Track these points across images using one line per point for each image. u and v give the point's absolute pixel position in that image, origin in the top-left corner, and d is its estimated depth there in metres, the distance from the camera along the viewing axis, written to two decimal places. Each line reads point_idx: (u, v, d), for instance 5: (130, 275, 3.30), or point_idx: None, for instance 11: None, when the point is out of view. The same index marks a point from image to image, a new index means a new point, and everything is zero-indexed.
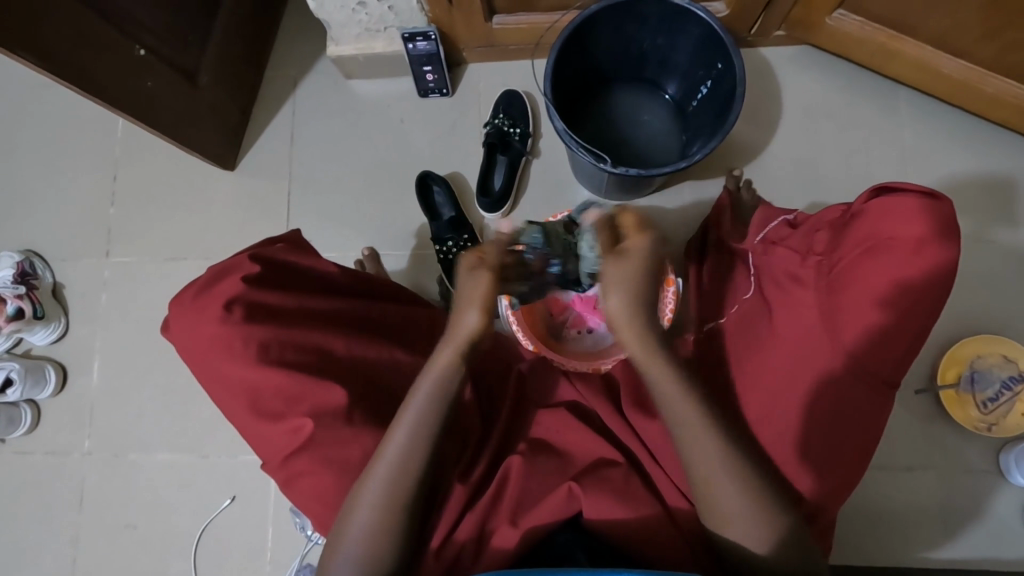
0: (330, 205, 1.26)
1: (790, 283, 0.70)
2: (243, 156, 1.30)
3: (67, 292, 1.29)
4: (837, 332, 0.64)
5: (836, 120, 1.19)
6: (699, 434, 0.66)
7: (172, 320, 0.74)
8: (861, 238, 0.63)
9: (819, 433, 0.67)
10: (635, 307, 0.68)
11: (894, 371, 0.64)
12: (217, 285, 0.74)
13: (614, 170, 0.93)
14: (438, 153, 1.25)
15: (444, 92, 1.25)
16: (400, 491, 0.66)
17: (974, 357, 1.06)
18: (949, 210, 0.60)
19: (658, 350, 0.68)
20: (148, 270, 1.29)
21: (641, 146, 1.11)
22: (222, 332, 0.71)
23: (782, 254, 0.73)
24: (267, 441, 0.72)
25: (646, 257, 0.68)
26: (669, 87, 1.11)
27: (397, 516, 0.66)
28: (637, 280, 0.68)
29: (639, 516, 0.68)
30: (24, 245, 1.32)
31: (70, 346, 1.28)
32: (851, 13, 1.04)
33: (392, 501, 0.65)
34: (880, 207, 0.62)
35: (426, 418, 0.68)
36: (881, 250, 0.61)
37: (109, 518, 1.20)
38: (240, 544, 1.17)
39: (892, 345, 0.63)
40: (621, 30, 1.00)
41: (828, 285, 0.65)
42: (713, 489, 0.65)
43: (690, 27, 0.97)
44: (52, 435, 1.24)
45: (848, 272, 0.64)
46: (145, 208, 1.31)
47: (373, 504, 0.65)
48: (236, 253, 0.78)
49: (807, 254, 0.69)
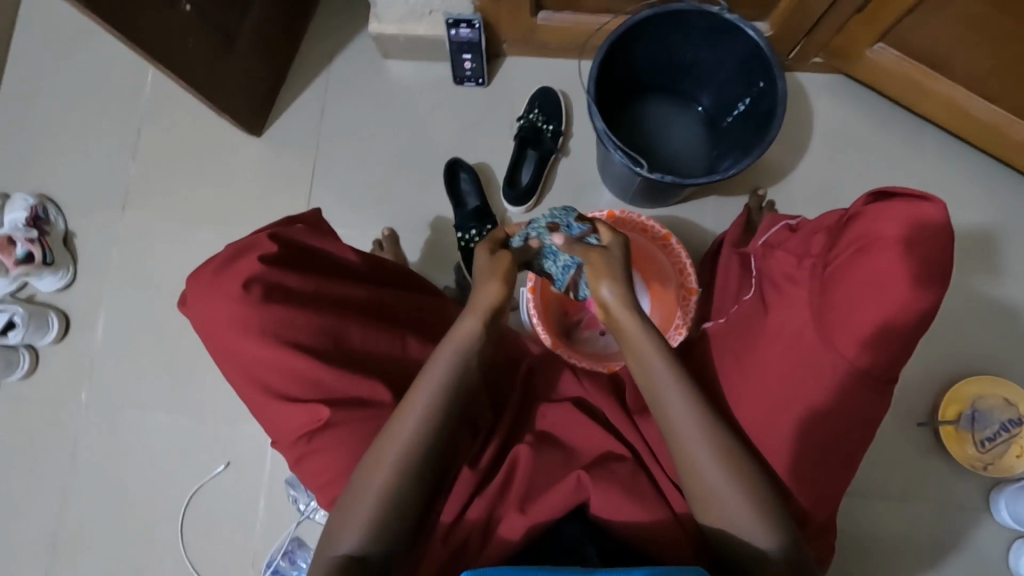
0: (354, 182, 1.26)
1: (783, 285, 0.71)
2: (270, 123, 1.29)
3: (77, 241, 1.28)
4: (827, 331, 0.65)
5: (861, 151, 1.20)
6: (680, 441, 0.68)
7: (189, 294, 0.74)
8: (852, 242, 0.65)
9: (810, 431, 0.68)
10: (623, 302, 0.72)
11: (887, 370, 0.64)
12: (237, 263, 0.73)
13: (649, 175, 0.93)
14: (467, 142, 1.25)
15: (480, 82, 1.25)
16: (404, 464, 0.66)
17: (975, 396, 1.08)
18: (938, 212, 0.61)
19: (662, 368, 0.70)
20: (163, 227, 1.28)
21: (673, 158, 1.12)
22: (238, 310, 0.71)
23: (780, 257, 0.74)
24: (279, 421, 0.73)
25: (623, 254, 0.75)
26: (705, 101, 1.11)
27: (398, 490, 0.65)
28: (615, 265, 0.74)
29: (645, 513, 0.69)
30: (38, 189, 1.30)
31: (75, 296, 1.27)
32: (891, 47, 1.06)
33: (399, 472, 0.65)
34: (878, 211, 0.64)
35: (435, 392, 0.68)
36: (870, 249, 0.63)
37: (98, 472, 1.19)
38: (229, 511, 1.16)
39: (883, 346, 0.63)
40: (666, 40, 1.01)
41: (821, 285, 0.67)
42: (704, 488, 0.66)
43: (734, 44, 0.97)
44: (48, 383, 1.23)
45: (839, 272, 0.65)
46: (165, 165, 1.30)
47: (379, 475, 0.65)
48: (256, 231, 0.77)
49: (804, 256, 0.71)
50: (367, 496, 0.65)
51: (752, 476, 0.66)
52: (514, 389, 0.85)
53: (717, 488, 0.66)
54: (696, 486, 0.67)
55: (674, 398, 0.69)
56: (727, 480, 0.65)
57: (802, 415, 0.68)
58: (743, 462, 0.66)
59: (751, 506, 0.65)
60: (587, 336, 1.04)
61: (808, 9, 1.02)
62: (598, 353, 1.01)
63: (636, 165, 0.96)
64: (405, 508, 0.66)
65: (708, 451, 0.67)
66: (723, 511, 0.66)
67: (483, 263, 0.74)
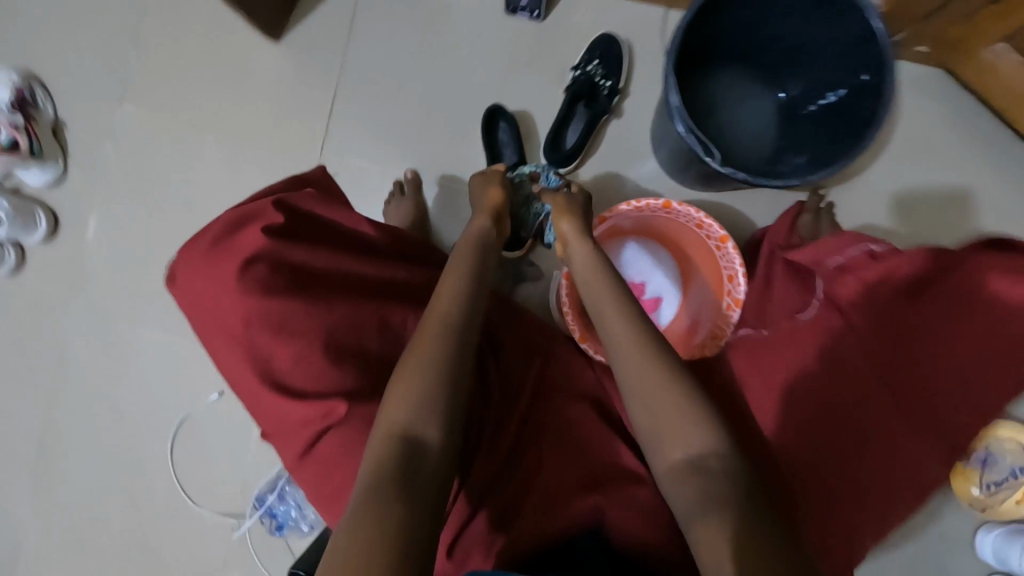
0: (379, 111, 1.13)
1: (846, 311, 0.76)
2: (292, 27, 1.14)
3: (67, 132, 1.16)
4: (908, 379, 0.73)
5: (947, 161, 1.08)
6: (645, 394, 0.65)
7: (182, 273, 0.66)
8: (937, 291, 0.73)
9: (840, 425, 0.75)
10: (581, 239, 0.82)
11: (946, 417, 0.73)
12: (239, 235, 0.65)
13: (719, 167, 0.80)
14: (510, 83, 1.11)
15: (535, 15, 1.09)
16: (414, 421, 0.58)
17: (992, 440, 1.04)
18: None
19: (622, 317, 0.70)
20: (164, 131, 1.16)
21: (742, 147, 0.98)
22: (241, 291, 0.62)
23: (853, 286, 0.75)
24: (284, 420, 0.65)
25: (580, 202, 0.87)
26: (790, 87, 0.97)
27: (438, 379, 0.61)
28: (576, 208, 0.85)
29: (653, 536, 0.67)
30: (24, 65, 1.16)
31: (65, 193, 1.17)
32: (1015, 50, 0.93)
33: (404, 430, 0.58)
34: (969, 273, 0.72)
35: (437, 334, 0.64)
36: (960, 303, 0.72)
37: (86, 381, 1.16)
38: (219, 439, 1.15)
39: (942, 385, 0.72)
40: (763, 7, 0.86)
41: (877, 318, 0.74)
42: (676, 450, 0.62)
43: (840, 24, 0.82)
44: (34, 282, 1.16)
45: (923, 315, 0.73)
46: (169, 58, 1.15)
47: (427, 357, 0.62)
48: (259, 198, 0.68)
49: (879, 289, 0.74)
50: (413, 377, 0.61)
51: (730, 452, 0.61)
52: (528, 383, 0.81)
53: (689, 449, 0.62)
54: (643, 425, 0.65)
55: (628, 335, 0.69)
56: (700, 444, 0.62)
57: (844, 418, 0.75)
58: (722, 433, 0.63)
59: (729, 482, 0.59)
60: None
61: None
62: None
63: (705, 152, 0.83)
64: (447, 401, 0.60)
65: (682, 409, 0.64)
66: (678, 457, 0.62)
67: (474, 188, 0.90)
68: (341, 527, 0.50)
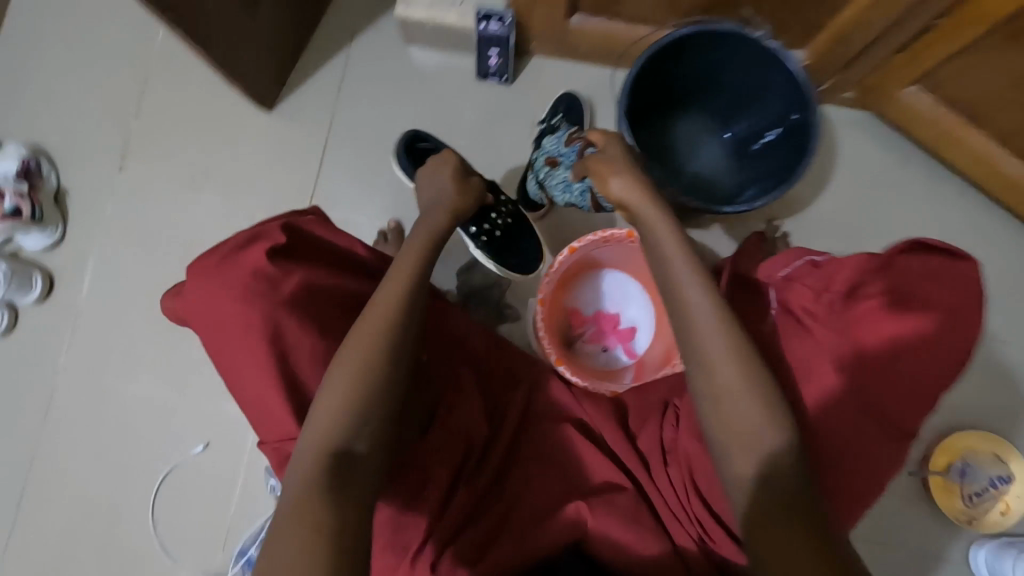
0: (362, 167, 1.22)
1: (805, 318, 0.74)
2: (282, 98, 1.24)
3: (70, 199, 1.23)
4: (864, 366, 0.71)
5: (886, 193, 1.17)
6: (718, 414, 0.64)
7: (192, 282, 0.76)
8: (881, 289, 0.71)
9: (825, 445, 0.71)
10: (634, 190, 0.74)
11: (906, 417, 0.71)
12: (250, 250, 0.76)
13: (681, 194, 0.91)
14: (482, 141, 1.21)
15: (503, 79, 1.21)
16: (349, 462, 0.63)
17: (967, 451, 1.07)
18: (972, 269, 0.70)
19: (704, 309, 0.66)
20: (160, 195, 1.22)
21: (690, 181, 1.09)
22: (249, 302, 0.73)
23: (797, 290, 0.76)
24: (276, 423, 0.74)
25: (620, 150, 0.78)
26: (735, 128, 1.08)
27: (377, 378, 0.66)
28: (617, 163, 0.77)
29: (640, 541, 0.72)
30: (32, 140, 1.24)
31: (62, 256, 1.21)
32: (927, 91, 1.03)
33: (318, 486, 0.61)
34: (906, 263, 0.72)
35: (347, 395, 0.65)
36: (908, 298, 0.71)
37: (70, 440, 1.15)
38: (201, 494, 1.13)
39: (896, 385, 0.70)
40: (705, 59, 1.00)
41: (852, 327, 0.72)
42: (737, 475, 0.62)
43: (775, 75, 0.96)
44: (25, 342, 1.19)
45: (869, 317, 0.71)
46: (168, 130, 1.24)
47: (361, 357, 0.67)
48: (268, 220, 0.79)
49: (823, 292, 0.74)
50: (354, 379, 0.66)
51: (790, 467, 0.60)
52: (513, 409, 0.82)
53: (754, 474, 0.61)
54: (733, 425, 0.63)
55: (705, 326, 0.66)
56: (759, 471, 0.61)
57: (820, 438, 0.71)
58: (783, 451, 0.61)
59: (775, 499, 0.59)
60: (590, 350, 1.06)
61: (860, 33, 0.95)
62: (599, 369, 1.03)
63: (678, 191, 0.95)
64: (371, 420, 0.65)
65: (755, 427, 0.62)
66: (750, 466, 0.62)
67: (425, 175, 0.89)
68: (299, 538, 0.59)
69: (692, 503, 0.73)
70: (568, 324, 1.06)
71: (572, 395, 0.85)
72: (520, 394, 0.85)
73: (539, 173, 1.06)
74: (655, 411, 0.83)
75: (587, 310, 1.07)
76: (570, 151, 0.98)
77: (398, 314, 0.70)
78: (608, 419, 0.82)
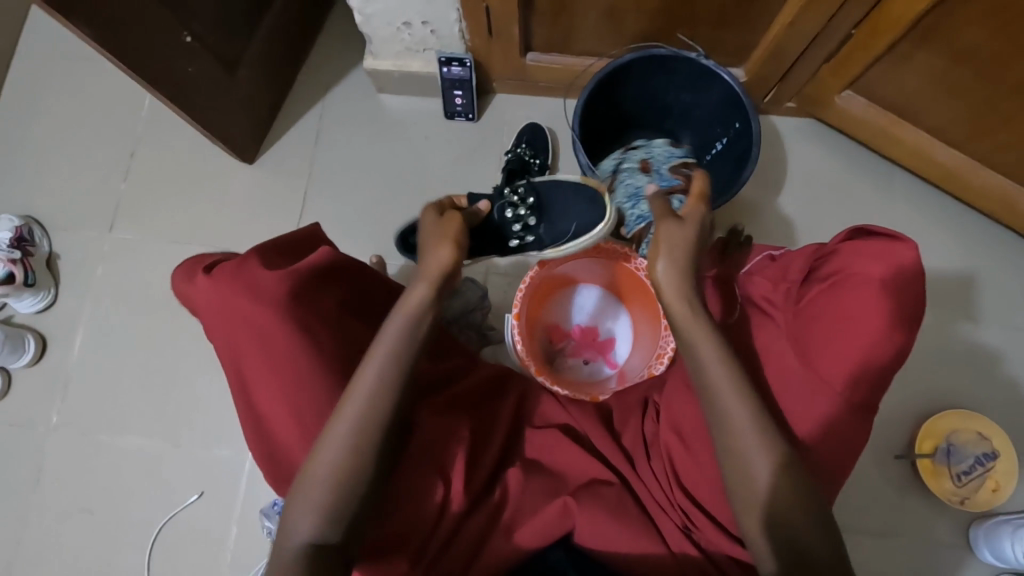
0: (342, 209, 1.28)
1: (764, 307, 0.75)
2: (263, 151, 1.31)
3: (61, 262, 1.27)
4: (807, 354, 0.68)
5: (838, 191, 1.24)
6: (727, 429, 0.66)
7: (220, 285, 0.78)
8: (830, 274, 0.70)
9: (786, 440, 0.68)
10: (683, 279, 0.70)
11: (867, 396, 0.67)
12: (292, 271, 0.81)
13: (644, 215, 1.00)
14: (455, 175, 1.28)
15: (470, 117, 1.29)
16: (341, 498, 0.65)
17: (950, 431, 1.09)
18: (912, 251, 0.67)
19: (713, 352, 0.67)
20: (149, 251, 1.27)
21: None
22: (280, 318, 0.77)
23: (757, 282, 0.78)
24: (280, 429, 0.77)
25: (698, 234, 0.72)
26: (684, 140, 1.17)
27: (351, 463, 0.66)
28: (684, 247, 0.71)
29: (628, 533, 0.73)
30: (25, 210, 1.30)
31: (54, 318, 1.25)
32: (859, 95, 1.11)
33: (319, 519, 0.65)
34: (851, 247, 0.69)
35: (342, 433, 0.67)
36: (846, 283, 0.67)
37: (64, 500, 1.15)
38: (197, 544, 1.12)
39: (859, 372, 0.66)
40: (648, 83, 1.10)
41: (797, 313, 0.70)
42: (743, 490, 0.65)
43: (715, 88, 1.07)
44: (18, 406, 1.20)
45: (814, 302, 0.69)
46: (156, 190, 1.30)
47: (335, 447, 0.66)
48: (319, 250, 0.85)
49: (782, 281, 0.75)
50: (327, 469, 0.66)
51: (793, 479, 0.63)
52: (502, 418, 0.83)
53: (754, 490, 0.64)
54: (734, 426, 0.65)
55: (711, 355, 0.67)
56: (766, 489, 0.63)
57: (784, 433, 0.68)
58: (783, 462, 0.64)
59: (771, 510, 0.63)
60: (572, 363, 1.08)
61: (788, 49, 1.04)
62: (582, 381, 1.05)
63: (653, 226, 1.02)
64: (366, 450, 0.67)
65: (758, 452, 0.64)
66: (760, 485, 0.64)
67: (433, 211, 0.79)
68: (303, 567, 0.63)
69: (674, 490, 0.75)
70: (548, 339, 1.09)
71: (559, 404, 0.87)
72: (510, 403, 0.86)
73: (626, 160, 1.10)
74: (637, 410, 0.86)
75: (568, 325, 1.11)
76: (660, 175, 1.05)
77: (392, 348, 0.70)
78: (591, 419, 0.84)
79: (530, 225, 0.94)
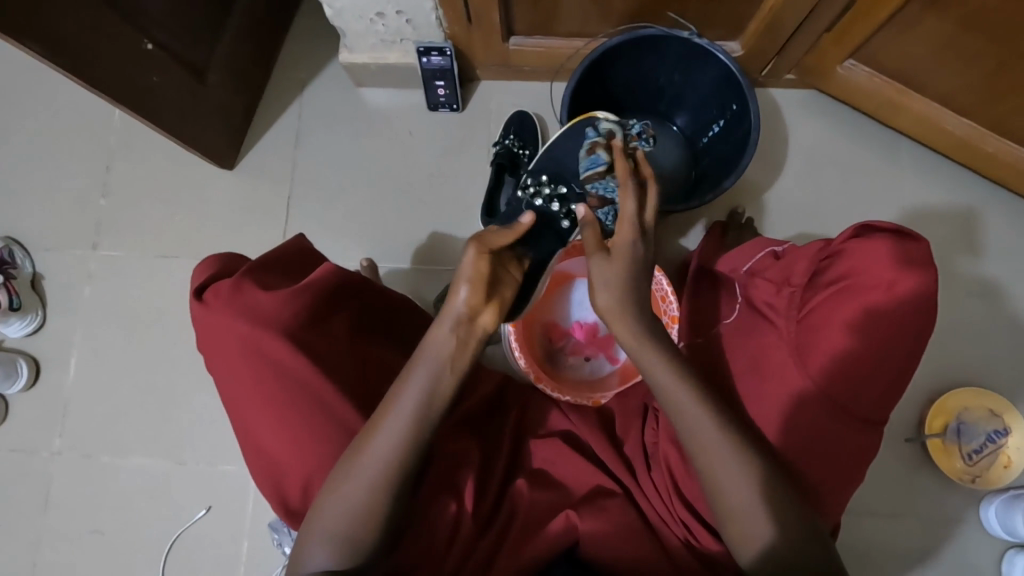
0: (329, 212, 1.24)
1: (766, 312, 0.74)
2: (242, 156, 1.26)
3: (46, 283, 1.24)
4: (808, 363, 0.67)
5: (841, 166, 1.19)
6: (728, 448, 0.66)
7: (219, 306, 0.75)
8: (834, 278, 0.67)
9: (789, 453, 0.69)
10: (621, 308, 0.68)
11: (872, 405, 0.67)
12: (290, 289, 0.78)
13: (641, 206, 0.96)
14: (443, 170, 1.24)
15: (455, 108, 1.23)
16: (363, 531, 0.64)
17: (960, 409, 1.08)
18: (923, 249, 0.64)
19: (674, 377, 0.68)
20: (135, 266, 1.24)
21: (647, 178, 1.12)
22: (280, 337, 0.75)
23: (761, 285, 0.77)
24: (281, 454, 0.75)
25: (632, 257, 0.68)
26: (680, 121, 1.13)
27: (377, 496, 0.65)
28: (623, 277, 0.68)
29: (630, 545, 0.72)
30: (4, 231, 1.26)
31: (45, 341, 1.23)
32: (861, 64, 1.05)
33: (341, 550, 0.64)
34: (859, 248, 0.66)
35: (372, 467, 0.65)
36: (853, 289, 0.65)
37: (74, 523, 1.15)
38: (209, 559, 1.13)
39: (862, 378, 0.66)
40: (638, 65, 1.05)
41: (798, 319, 0.69)
42: (733, 509, 0.65)
43: (708, 69, 1.02)
44: (18, 432, 1.19)
45: (817, 309, 0.68)
46: (136, 203, 1.26)
47: (356, 484, 0.65)
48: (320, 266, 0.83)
49: (784, 284, 0.74)
50: (345, 506, 0.64)
51: (781, 496, 0.65)
52: (507, 432, 0.83)
53: (750, 509, 0.64)
54: (699, 437, 0.66)
55: (690, 384, 0.68)
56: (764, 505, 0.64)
57: (787, 441, 0.69)
58: (772, 477, 0.65)
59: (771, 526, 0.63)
60: (573, 362, 1.05)
61: (785, 20, 0.98)
62: (584, 381, 1.01)
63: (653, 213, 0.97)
64: (394, 485, 0.65)
65: (743, 468, 0.65)
66: (758, 504, 0.64)
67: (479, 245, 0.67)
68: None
69: (675, 501, 0.74)
70: (547, 338, 1.06)
71: (561, 413, 0.87)
72: (512, 416, 0.86)
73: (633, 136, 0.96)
74: (636, 417, 0.86)
75: (566, 322, 1.07)
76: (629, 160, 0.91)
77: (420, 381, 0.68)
78: (593, 430, 0.83)
79: (564, 195, 0.84)
